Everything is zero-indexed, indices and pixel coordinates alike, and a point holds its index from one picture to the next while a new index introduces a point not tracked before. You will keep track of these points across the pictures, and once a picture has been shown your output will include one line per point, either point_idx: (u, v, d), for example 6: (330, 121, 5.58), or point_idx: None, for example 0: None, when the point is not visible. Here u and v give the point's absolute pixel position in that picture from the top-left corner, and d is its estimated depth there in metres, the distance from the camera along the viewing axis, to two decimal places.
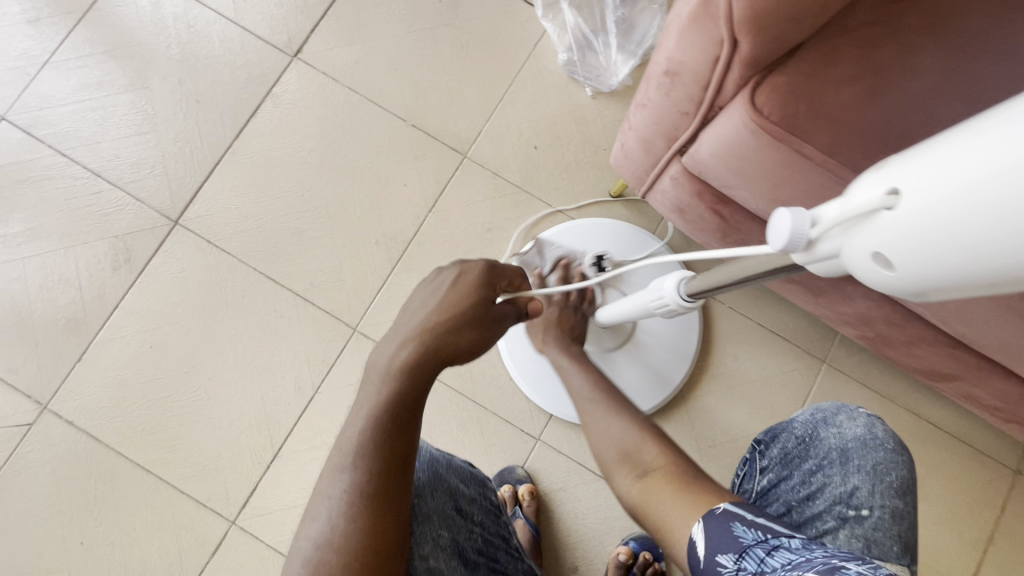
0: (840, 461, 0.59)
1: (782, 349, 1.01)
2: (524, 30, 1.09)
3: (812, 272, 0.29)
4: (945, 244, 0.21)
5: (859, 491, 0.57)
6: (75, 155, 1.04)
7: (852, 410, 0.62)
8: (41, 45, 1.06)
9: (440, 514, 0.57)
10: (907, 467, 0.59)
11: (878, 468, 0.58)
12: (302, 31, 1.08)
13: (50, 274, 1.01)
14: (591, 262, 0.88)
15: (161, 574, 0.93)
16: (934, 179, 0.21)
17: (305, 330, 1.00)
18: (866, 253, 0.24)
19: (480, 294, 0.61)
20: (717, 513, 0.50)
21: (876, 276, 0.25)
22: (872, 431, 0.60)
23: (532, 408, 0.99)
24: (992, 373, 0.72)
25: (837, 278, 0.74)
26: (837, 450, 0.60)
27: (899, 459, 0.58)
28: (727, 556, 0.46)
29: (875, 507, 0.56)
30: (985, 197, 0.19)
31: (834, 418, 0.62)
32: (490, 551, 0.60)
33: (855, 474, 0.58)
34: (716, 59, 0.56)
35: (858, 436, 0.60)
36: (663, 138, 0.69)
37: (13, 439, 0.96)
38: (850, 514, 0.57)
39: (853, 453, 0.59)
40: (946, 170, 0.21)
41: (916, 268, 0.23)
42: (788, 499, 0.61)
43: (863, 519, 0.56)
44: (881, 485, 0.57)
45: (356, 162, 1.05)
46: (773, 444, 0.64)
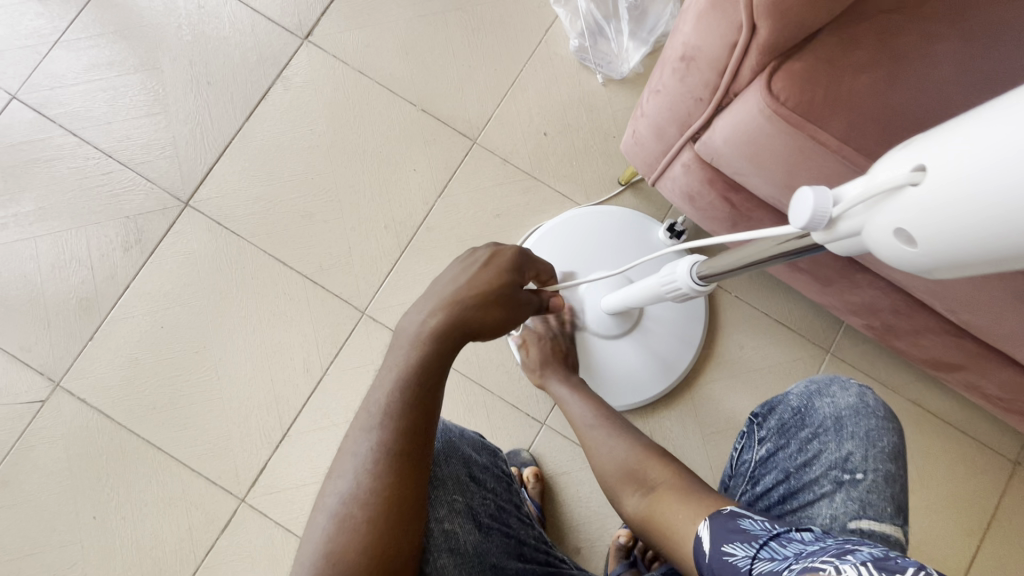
0: (834, 428, 0.60)
1: (787, 338, 1.02)
2: (536, 15, 1.09)
3: (832, 250, 0.30)
4: (969, 221, 0.22)
5: (853, 456, 0.58)
6: (86, 135, 1.04)
7: (845, 381, 0.63)
8: (52, 24, 1.06)
9: (455, 479, 0.58)
10: (897, 434, 0.60)
11: (871, 434, 0.59)
12: (313, 14, 1.08)
13: (62, 253, 1.01)
14: (665, 231, 0.97)
15: (172, 549, 0.95)
16: (964, 154, 0.22)
17: (315, 312, 1.01)
18: (889, 229, 0.25)
19: (511, 276, 0.61)
20: (724, 513, 0.51)
21: (896, 253, 0.26)
22: (864, 399, 0.61)
23: (537, 394, 1.00)
24: (997, 363, 0.73)
25: (845, 267, 0.74)
26: (831, 418, 0.61)
27: (890, 426, 0.60)
28: (735, 546, 0.46)
29: (868, 471, 0.57)
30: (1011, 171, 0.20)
31: (828, 388, 0.63)
32: (503, 517, 0.61)
33: (849, 440, 0.59)
34: (734, 44, 0.56)
35: (851, 405, 0.61)
36: (675, 125, 0.69)
37: (27, 415, 0.97)
38: (845, 478, 0.58)
39: (846, 421, 0.60)
40: (974, 146, 0.22)
41: (936, 243, 0.23)
42: (785, 466, 0.62)
43: (858, 483, 0.57)
44: (873, 450, 0.58)
45: (366, 146, 1.06)
46: (769, 416, 0.65)
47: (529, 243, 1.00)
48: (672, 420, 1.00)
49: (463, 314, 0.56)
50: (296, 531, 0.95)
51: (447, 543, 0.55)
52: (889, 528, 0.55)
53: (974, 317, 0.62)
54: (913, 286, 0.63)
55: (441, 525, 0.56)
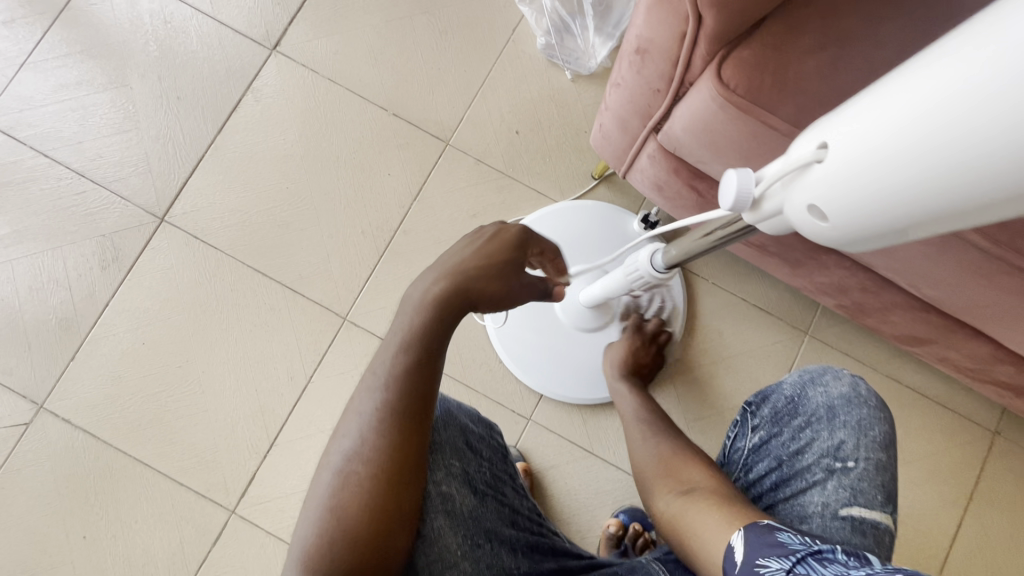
0: (826, 416, 0.56)
1: (766, 322, 1.03)
2: (502, 15, 1.10)
3: (758, 223, 0.37)
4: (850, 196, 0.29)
5: (845, 444, 0.54)
6: (58, 156, 1.04)
7: (839, 369, 0.58)
8: (17, 47, 1.05)
9: (452, 446, 0.58)
10: (890, 424, 0.56)
11: (863, 423, 0.55)
12: (280, 24, 1.08)
13: (39, 276, 1.01)
14: (640, 221, 0.99)
15: (164, 564, 0.95)
16: (852, 138, 0.28)
17: (297, 320, 1.01)
18: (802, 205, 0.32)
19: (514, 254, 0.59)
20: (759, 525, 0.48)
21: (811, 224, 0.32)
22: (857, 389, 0.56)
23: (521, 390, 1.01)
24: (963, 335, 0.75)
25: (812, 249, 0.75)
26: (823, 406, 0.56)
27: (882, 415, 0.55)
28: (770, 558, 0.43)
29: (861, 460, 0.53)
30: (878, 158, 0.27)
31: (820, 376, 0.58)
32: (498, 486, 0.60)
33: (841, 429, 0.55)
34: (683, 34, 0.57)
35: (844, 394, 0.56)
36: (638, 117, 0.70)
37: (11, 439, 0.97)
38: (836, 466, 0.54)
39: (839, 410, 0.56)
40: (860, 130, 0.28)
41: (831, 216, 0.30)
42: (778, 454, 0.57)
43: (849, 471, 0.53)
44: (865, 439, 0.54)
45: (339, 153, 1.06)
46: (761, 403, 0.61)
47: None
48: None
49: (464, 286, 0.55)
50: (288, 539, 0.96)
51: (444, 505, 0.55)
52: (879, 516, 0.52)
53: (935, 291, 0.63)
54: (874, 263, 0.64)
55: (439, 487, 0.55)
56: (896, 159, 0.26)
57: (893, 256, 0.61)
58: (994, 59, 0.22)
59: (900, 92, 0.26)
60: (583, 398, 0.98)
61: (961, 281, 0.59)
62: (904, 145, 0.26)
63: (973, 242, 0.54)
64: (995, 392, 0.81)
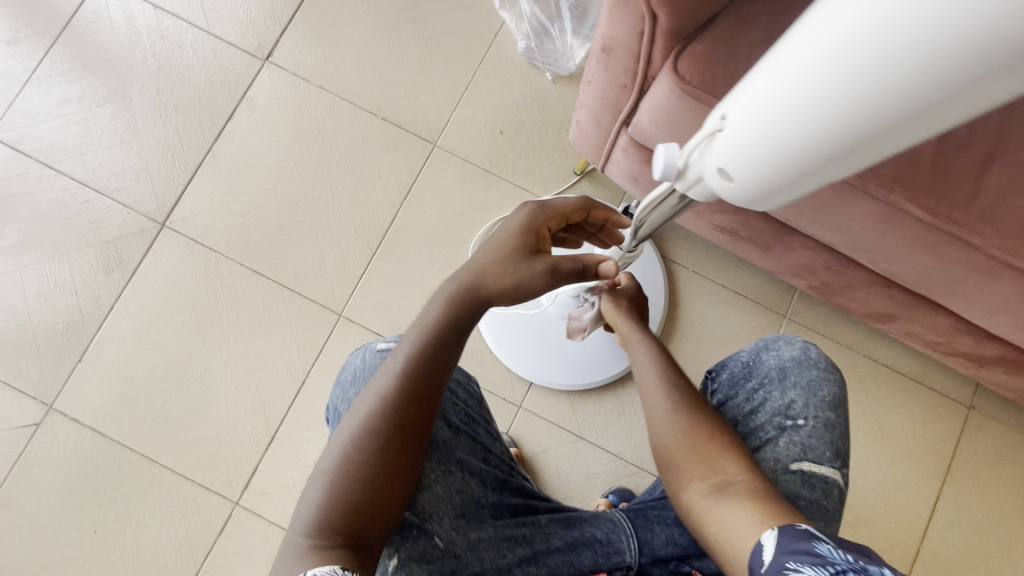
0: (779, 378, 0.61)
1: (746, 308, 1.07)
2: (484, 21, 1.15)
3: (690, 190, 0.44)
4: (744, 160, 0.36)
5: (796, 403, 0.60)
6: (62, 167, 1.08)
7: (790, 336, 0.64)
8: (22, 64, 1.10)
9: None
10: (838, 385, 0.61)
11: (813, 383, 0.60)
12: (272, 36, 1.13)
13: (46, 281, 1.05)
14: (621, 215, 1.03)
15: (171, 556, 0.99)
16: (740, 112, 0.36)
17: (295, 317, 1.06)
18: (714, 170, 0.39)
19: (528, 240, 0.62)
20: (794, 529, 0.46)
21: (722, 186, 0.40)
22: (808, 353, 0.62)
23: (512, 378, 1.05)
24: (925, 309, 0.79)
25: (778, 231, 0.80)
26: (775, 368, 0.62)
27: (830, 377, 0.61)
28: (805, 566, 0.42)
29: (810, 417, 0.59)
30: (756, 127, 0.34)
31: (774, 342, 0.63)
32: (473, 424, 0.64)
33: (792, 389, 0.60)
34: (641, 32, 0.61)
35: (795, 357, 0.62)
36: (609, 112, 0.75)
37: (22, 439, 1.01)
38: (787, 424, 0.59)
39: (790, 372, 0.61)
40: (745, 105, 0.35)
41: (735, 178, 0.38)
42: (734, 415, 0.62)
43: (800, 428, 0.59)
44: (814, 398, 0.60)
45: (332, 157, 1.11)
46: (720, 369, 0.65)
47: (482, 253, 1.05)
48: None
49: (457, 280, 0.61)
50: None
51: None
52: (828, 470, 0.57)
53: (889, 265, 0.67)
54: (830, 240, 0.68)
55: None
56: (766, 129, 0.34)
57: (846, 233, 0.65)
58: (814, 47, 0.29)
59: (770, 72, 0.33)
60: (570, 385, 1.02)
61: (910, 254, 0.63)
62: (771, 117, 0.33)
63: (913, 214, 0.57)
64: (960, 364, 0.85)
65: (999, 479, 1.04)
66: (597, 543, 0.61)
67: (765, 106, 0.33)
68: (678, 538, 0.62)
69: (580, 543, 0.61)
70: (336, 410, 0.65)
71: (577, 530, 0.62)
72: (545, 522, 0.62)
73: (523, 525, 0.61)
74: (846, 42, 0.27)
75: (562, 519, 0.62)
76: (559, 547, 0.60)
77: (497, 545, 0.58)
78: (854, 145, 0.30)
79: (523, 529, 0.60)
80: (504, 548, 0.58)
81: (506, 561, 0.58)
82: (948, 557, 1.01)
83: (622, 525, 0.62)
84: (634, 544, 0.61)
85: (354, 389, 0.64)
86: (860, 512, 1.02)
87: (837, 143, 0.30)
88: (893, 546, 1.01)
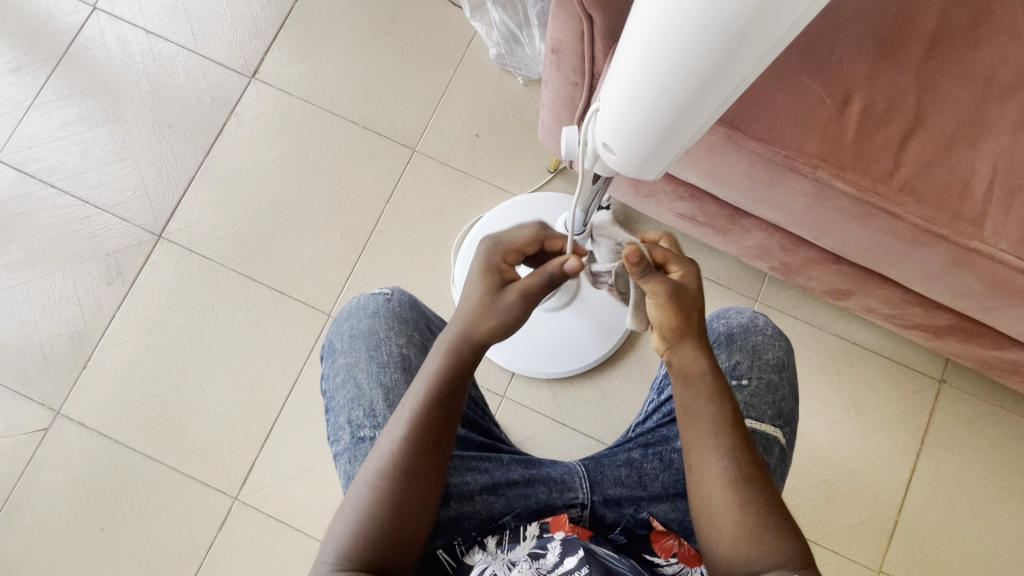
0: (727, 342, 0.73)
1: (718, 293, 1.10)
2: (458, 31, 1.21)
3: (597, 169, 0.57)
4: (617, 139, 0.48)
5: (741, 364, 0.72)
6: (63, 186, 1.15)
7: (740, 307, 0.77)
8: (24, 91, 1.17)
9: (415, 322, 0.73)
10: (781, 350, 0.73)
11: (757, 347, 0.73)
12: (257, 54, 1.20)
13: (51, 294, 1.12)
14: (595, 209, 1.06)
15: (175, 550, 1.04)
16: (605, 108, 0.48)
17: (286, 320, 1.11)
18: (603, 150, 0.52)
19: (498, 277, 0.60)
20: None
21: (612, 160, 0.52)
22: (754, 321, 0.74)
23: (495, 369, 1.09)
24: (876, 283, 0.83)
25: (733, 213, 0.84)
26: (724, 333, 0.74)
27: (773, 342, 0.73)
28: None
29: (753, 377, 0.71)
30: (617, 115, 0.46)
31: (726, 313, 0.76)
32: None
33: (738, 351, 0.72)
34: (582, 33, 0.67)
35: (743, 324, 0.74)
36: (567, 110, 0.80)
37: (32, 443, 1.06)
38: (734, 382, 0.71)
39: (737, 336, 0.73)
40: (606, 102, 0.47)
41: (616, 154, 0.50)
42: None
43: (744, 386, 0.70)
44: (758, 361, 0.72)
45: (316, 166, 1.16)
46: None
47: (462, 247, 1.11)
48: (620, 378, 1.09)
49: None
50: (285, 520, 1.04)
51: (403, 361, 0.70)
52: (768, 428, 0.69)
53: (831, 241, 0.75)
54: (778, 221, 0.77)
55: (400, 347, 0.71)
56: (622, 115, 0.46)
57: (789, 212, 0.74)
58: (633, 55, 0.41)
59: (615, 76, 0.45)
60: (551, 370, 1.06)
61: (843, 227, 0.72)
62: (623, 106, 0.45)
63: (841, 189, 0.67)
64: (919, 336, 0.89)
65: (972, 450, 1.07)
66: (552, 480, 0.66)
67: (617, 99, 0.45)
68: (625, 479, 0.68)
69: (537, 479, 0.66)
70: (330, 343, 0.74)
71: (535, 468, 0.67)
72: (507, 460, 0.67)
73: (488, 459, 0.67)
74: (650, 45, 0.39)
75: (523, 460, 0.68)
76: (517, 481, 0.66)
77: (463, 472, 0.64)
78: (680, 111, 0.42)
79: (486, 462, 0.66)
80: (469, 475, 0.64)
81: (468, 487, 0.64)
82: (925, 527, 1.04)
83: (577, 469, 0.67)
84: (586, 483, 0.67)
85: (349, 322, 0.73)
86: (838, 487, 1.05)
87: (671, 111, 0.43)
88: (872, 518, 1.04)
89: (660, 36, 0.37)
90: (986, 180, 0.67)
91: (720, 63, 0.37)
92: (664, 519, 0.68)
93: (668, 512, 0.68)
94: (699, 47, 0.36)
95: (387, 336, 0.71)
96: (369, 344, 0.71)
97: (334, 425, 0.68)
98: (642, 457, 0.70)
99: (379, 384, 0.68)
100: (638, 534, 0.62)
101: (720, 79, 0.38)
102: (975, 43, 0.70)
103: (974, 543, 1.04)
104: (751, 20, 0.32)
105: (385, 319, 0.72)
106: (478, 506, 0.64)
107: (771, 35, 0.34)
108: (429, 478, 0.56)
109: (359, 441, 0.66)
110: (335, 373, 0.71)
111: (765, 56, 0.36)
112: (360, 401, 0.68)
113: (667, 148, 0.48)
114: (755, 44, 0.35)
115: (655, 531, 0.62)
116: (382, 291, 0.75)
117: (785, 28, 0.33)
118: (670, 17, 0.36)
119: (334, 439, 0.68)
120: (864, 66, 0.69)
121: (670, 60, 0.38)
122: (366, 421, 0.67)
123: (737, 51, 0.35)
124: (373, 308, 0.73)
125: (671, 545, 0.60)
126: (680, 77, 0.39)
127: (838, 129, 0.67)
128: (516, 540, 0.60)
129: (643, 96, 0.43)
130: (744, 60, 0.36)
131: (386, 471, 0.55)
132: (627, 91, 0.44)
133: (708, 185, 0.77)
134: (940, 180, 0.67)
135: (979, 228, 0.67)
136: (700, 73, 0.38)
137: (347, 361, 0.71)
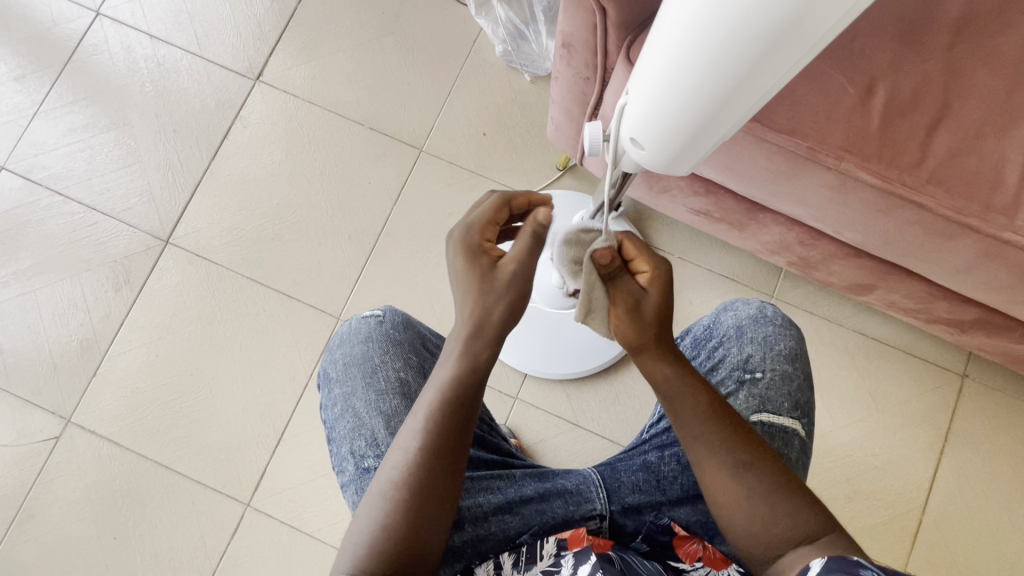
0: (736, 335, 0.72)
1: (734, 289, 1.08)
2: (463, 28, 1.19)
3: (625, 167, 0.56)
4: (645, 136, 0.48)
5: (753, 357, 0.70)
6: (70, 194, 1.14)
7: (747, 299, 0.75)
8: (29, 99, 1.17)
9: (411, 344, 0.72)
10: (794, 340, 0.72)
11: (768, 339, 0.71)
12: (261, 56, 1.19)
13: (61, 301, 1.11)
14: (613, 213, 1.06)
15: (188, 557, 1.03)
16: (633, 105, 0.47)
17: (296, 323, 1.10)
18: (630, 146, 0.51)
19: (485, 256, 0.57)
20: (847, 557, 0.46)
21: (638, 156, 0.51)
22: (763, 310, 0.73)
23: (506, 370, 1.07)
24: (898, 277, 0.81)
25: (750, 208, 0.82)
26: (733, 327, 0.72)
27: (785, 331, 0.71)
28: None
29: (767, 369, 0.69)
30: (645, 111, 0.45)
31: (733, 305, 0.74)
32: None
33: (749, 344, 0.71)
34: (594, 25, 0.65)
35: (751, 315, 0.72)
36: (578, 106, 0.78)
37: (43, 452, 1.06)
38: (746, 376, 0.69)
39: (747, 328, 0.72)
40: (634, 98, 0.46)
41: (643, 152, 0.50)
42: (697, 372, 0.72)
43: (758, 379, 0.69)
44: (771, 353, 0.70)
45: (323, 167, 1.15)
46: (687, 333, 0.77)
47: None
48: (633, 377, 1.08)
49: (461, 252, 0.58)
50: (300, 526, 1.03)
51: (401, 388, 0.69)
52: (786, 420, 0.67)
53: (854, 234, 0.73)
54: (800, 215, 0.75)
55: (398, 373, 0.69)
56: (650, 112, 0.45)
57: (810, 206, 0.72)
58: (666, 50, 0.40)
59: (644, 69, 0.44)
60: (563, 371, 1.05)
61: (867, 219, 0.70)
62: (652, 102, 0.44)
63: (866, 182, 0.65)
64: (942, 330, 0.87)
65: (996, 446, 1.04)
66: (568, 493, 0.65)
67: (646, 96, 0.45)
68: (643, 486, 0.66)
69: (552, 493, 0.65)
70: (325, 373, 0.72)
71: (549, 481, 0.66)
72: (519, 475, 0.65)
73: (499, 477, 0.65)
74: (682, 40, 0.38)
75: (535, 473, 0.66)
76: (532, 497, 0.64)
77: (475, 492, 0.63)
78: (714, 109, 0.42)
79: (498, 480, 0.64)
80: (480, 496, 0.63)
81: (482, 508, 0.62)
82: (951, 525, 1.01)
83: (591, 478, 0.66)
84: (603, 493, 0.65)
85: (342, 350, 0.72)
86: (861, 485, 1.03)
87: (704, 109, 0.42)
88: (896, 518, 1.02)
89: (696, 32, 0.36)
90: (1017, 170, 0.65)
91: (759, 62, 0.36)
92: (686, 523, 0.66)
93: (689, 514, 0.66)
94: (737, 44, 0.35)
95: (382, 361, 0.70)
96: (365, 371, 0.69)
97: (337, 456, 0.67)
98: (659, 460, 0.68)
99: (378, 412, 0.67)
100: (660, 541, 0.60)
101: (759, 77, 0.37)
102: (1003, 27, 0.68)
103: (1001, 541, 1.01)
104: (796, 20, 0.32)
105: (378, 343, 0.71)
106: (494, 526, 0.62)
107: (815, 34, 0.33)
108: (446, 479, 0.55)
109: (363, 472, 0.65)
110: (333, 404, 0.70)
111: (807, 55, 0.36)
112: (360, 431, 0.66)
113: (698, 146, 0.47)
114: (797, 43, 0.34)
115: (678, 535, 0.60)
116: (373, 313, 0.73)
117: (829, 28, 0.32)
118: (710, 11, 0.35)
119: (339, 471, 0.67)
120: (887, 53, 0.66)
121: (707, 56, 0.37)
122: (369, 450, 0.66)
123: (778, 51, 0.35)
124: (366, 332, 0.72)
125: (695, 549, 0.59)
126: (715, 77, 0.38)
127: (864, 119, 0.65)
128: (532, 560, 0.58)
129: (675, 94, 0.42)
130: (784, 59, 0.35)
131: (402, 481, 0.54)
132: (656, 88, 0.43)
133: (726, 179, 0.75)
134: (970, 171, 0.65)
135: (1011, 219, 0.65)
136: (738, 72, 0.37)
137: (344, 391, 0.69)
